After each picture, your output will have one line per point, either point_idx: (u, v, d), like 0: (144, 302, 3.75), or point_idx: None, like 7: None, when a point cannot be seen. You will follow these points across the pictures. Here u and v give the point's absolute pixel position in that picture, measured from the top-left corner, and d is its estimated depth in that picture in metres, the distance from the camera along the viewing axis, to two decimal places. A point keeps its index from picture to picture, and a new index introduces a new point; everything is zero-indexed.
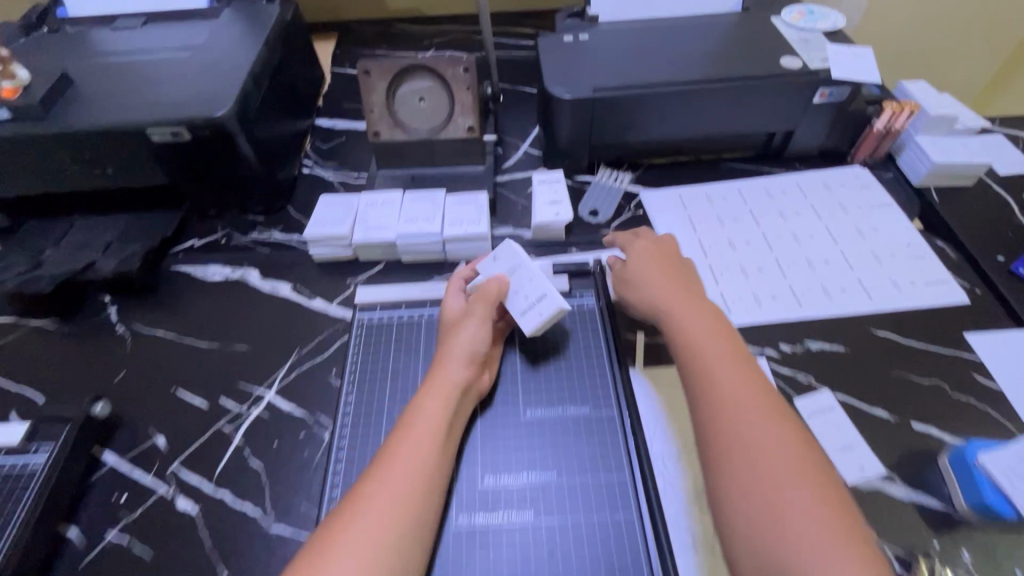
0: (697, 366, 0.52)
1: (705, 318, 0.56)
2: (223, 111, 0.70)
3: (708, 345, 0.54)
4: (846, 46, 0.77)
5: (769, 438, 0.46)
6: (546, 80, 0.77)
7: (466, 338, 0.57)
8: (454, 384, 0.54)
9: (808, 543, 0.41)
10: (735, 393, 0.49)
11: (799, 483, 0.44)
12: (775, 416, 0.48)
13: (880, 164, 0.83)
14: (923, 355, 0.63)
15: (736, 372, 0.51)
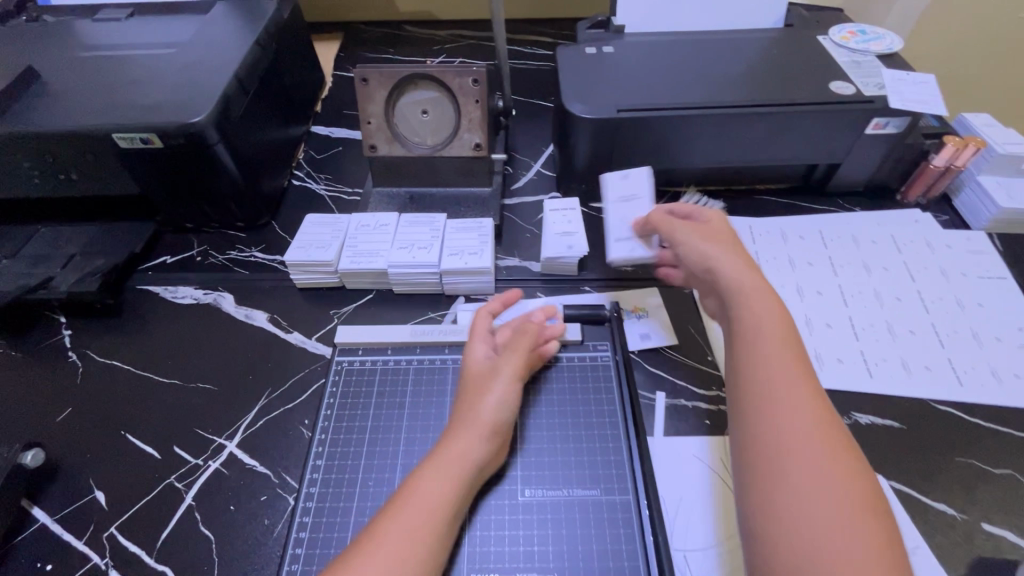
0: (748, 374, 0.45)
1: (768, 320, 0.47)
2: (200, 116, 0.62)
3: (771, 355, 0.45)
4: (905, 72, 0.69)
5: (825, 478, 0.38)
6: (565, 96, 0.69)
7: (494, 405, 0.46)
8: (468, 463, 0.43)
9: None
10: (795, 416, 0.41)
11: (838, 523, 0.36)
12: (839, 447, 0.40)
13: (934, 205, 0.74)
14: (991, 437, 0.54)
15: (799, 391, 0.43)
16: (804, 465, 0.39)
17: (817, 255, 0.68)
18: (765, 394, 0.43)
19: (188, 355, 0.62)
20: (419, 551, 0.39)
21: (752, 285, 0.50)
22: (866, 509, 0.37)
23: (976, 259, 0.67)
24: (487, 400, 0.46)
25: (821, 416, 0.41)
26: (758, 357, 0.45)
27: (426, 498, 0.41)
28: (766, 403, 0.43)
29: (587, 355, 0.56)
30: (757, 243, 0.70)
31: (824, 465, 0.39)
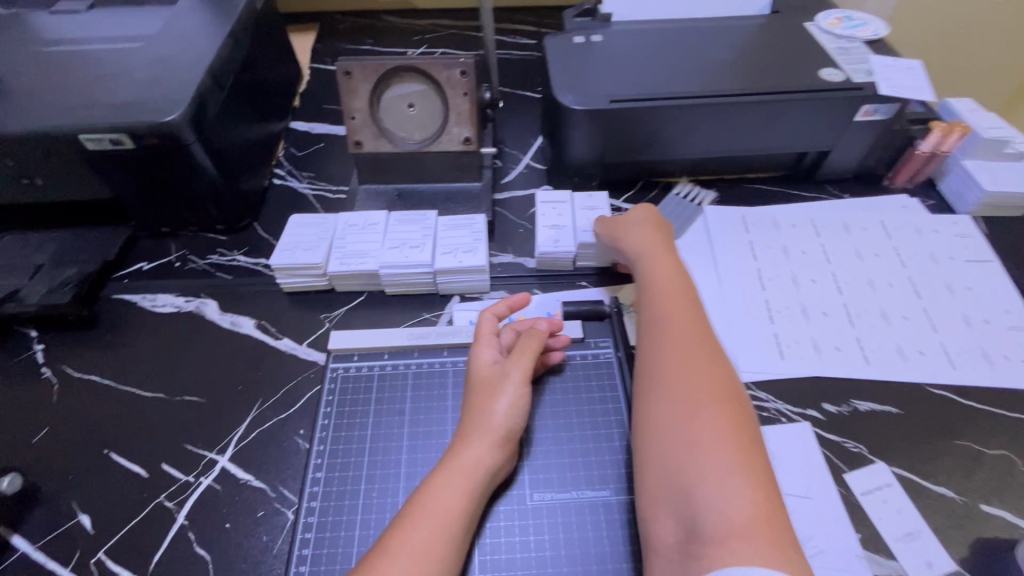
0: (648, 338, 0.50)
1: (671, 294, 0.53)
2: (174, 115, 0.58)
3: (669, 320, 0.50)
4: (892, 58, 0.69)
5: (703, 419, 0.42)
6: (555, 87, 0.67)
7: (505, 409, 0.45)
8: (481, 469, 0.43)
9: (713, 526, 0.37)
10: (680, 366, 0.46)
11: (711, 448, 0.40)
12: (723, 395, 0.44)
13: (921, 190, 0.75)
14: (985, 421, 0.54)
15: (688, 347, 0.48)
16: (693, 403, 0.44)
17: (810, 244, 0.69)
18: (655, 353, 0.48)
19: (173, 367, 0.59)
20: (434, 561, 0.38)
21: (663, 267, 0.56)
22: (740, 445, 0.41)
23: (963, 243, 0.68)
24: (497, 405, 0.45)
25: (709, 368, 0.46)
26: (655, 324, 0.51)
27: (440, 507, 0.40)
28: (658, 361, 0.47)
29: (590, 353, 0.56)
30: (753, 232, 0.70)
31: (703, 408, 0.43)
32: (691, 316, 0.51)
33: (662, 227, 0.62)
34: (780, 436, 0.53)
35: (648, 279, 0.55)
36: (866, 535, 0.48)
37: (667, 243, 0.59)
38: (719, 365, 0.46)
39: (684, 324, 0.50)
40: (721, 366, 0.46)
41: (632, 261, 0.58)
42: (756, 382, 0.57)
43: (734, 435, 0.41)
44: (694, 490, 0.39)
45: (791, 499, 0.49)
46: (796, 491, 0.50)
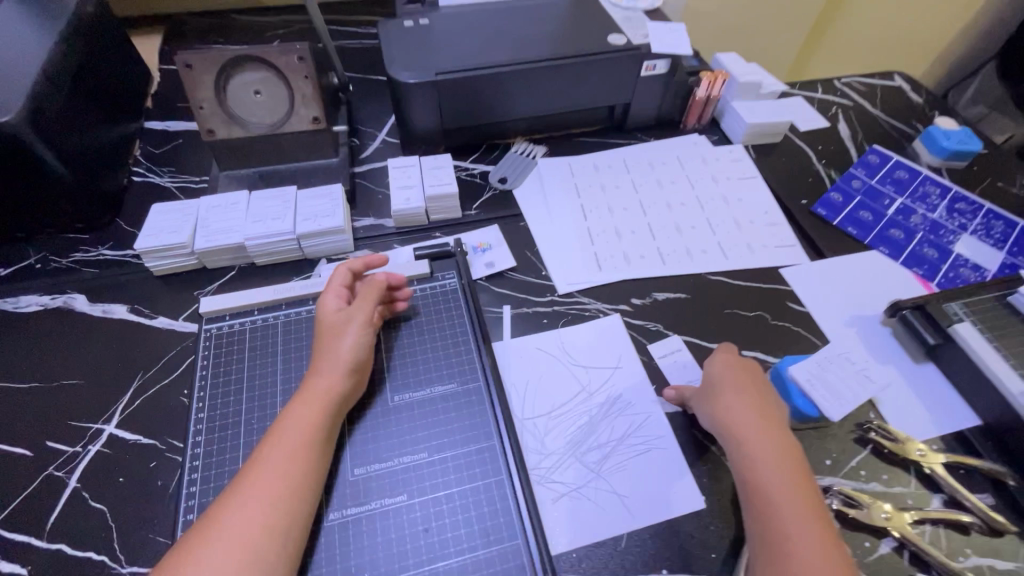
0: (755, 485, 0.49)
1: (765, 420, 0.52)
2: (10, 116, 0.61)
3: (769, 463, 0.49)
4: (663, 22, 0.84)
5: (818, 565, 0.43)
6: (389, 66, 0.76)
7: (348, 346, 0.53)
8: (332, 393, 0.51)
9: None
10: (794, 519, 0.46)
11: None
12: (827, 539, 0.45)
13: (708, 129, 0.93)
14: (748, 292, 0.71)
15: (791, 473, 0.49)
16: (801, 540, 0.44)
17: (622, 179, 0.83)
18: (770, 492, 0.47)
19: (47, 357, 0.62)
20: (291, 459, 0.46)
21: (756, 399, 0.54)
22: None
23: (736, 166, 0.86)
24: (342, 345, 0.53)
25: (807, 516, 0.46)
26: (758, 473, 0.49)
27: (298, 423, 0.48)
28: (767, 498, 0.47)
29: (437, 285, 0.65)
30: (579, 175, 0.84)
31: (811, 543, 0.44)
32: (780, 432, 0.52)
33: (760, 389, 0.56)
34: (596, 327, 0.66)
35: (722, 411, 0.53)
36: (660, 386, 0.62)
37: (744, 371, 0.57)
38: (815, 499, 0.48)
39: (780, 450, 0.50)
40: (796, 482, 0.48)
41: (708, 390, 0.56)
42: (581, 291, 0.70)
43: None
44: None
45: (605, 371, 0.62)
46: (609, 364, 0.63)
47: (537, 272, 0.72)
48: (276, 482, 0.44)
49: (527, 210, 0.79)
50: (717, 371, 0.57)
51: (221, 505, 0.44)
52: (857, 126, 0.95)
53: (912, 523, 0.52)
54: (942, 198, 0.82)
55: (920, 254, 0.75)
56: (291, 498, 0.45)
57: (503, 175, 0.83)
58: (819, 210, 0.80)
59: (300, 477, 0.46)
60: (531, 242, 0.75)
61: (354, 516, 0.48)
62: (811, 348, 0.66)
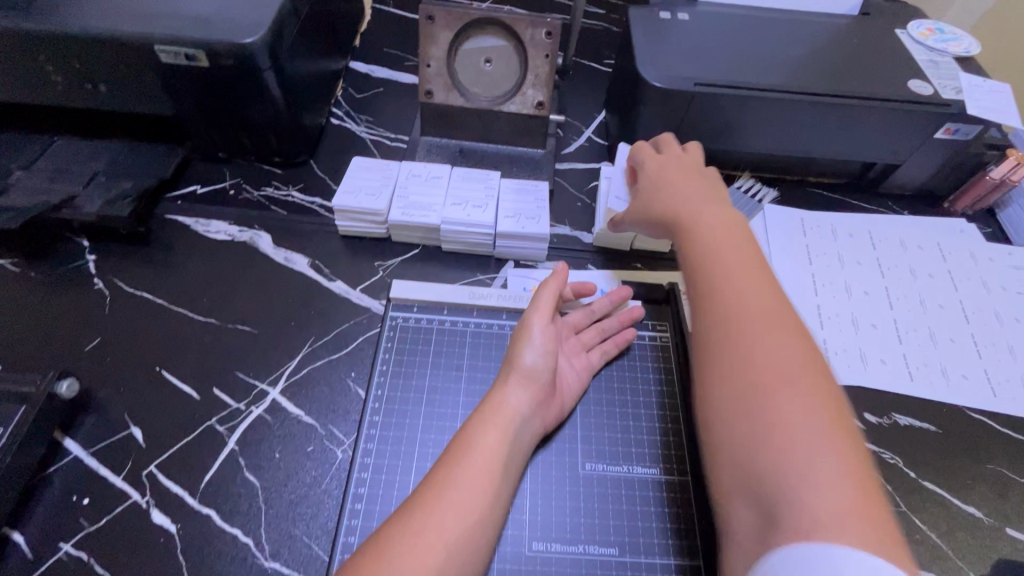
0: (721, 312, 0.44)
1: (748, 263, 0.47)
2: (254, 37, 0.56)
3: (730, 287, 0.45)
4: (981, 78, 0.67)
5: (789, 395, 0.38)
6: (638, 61, 0.66)
7: (530, 340, 0.48)
8: (513, 411, 0.44)
9: (815, 514, 0.33)
10: (752, 328, 0.42)
11: (801, 432, 0.37)
12: (799, 374, 0.40)
13: (980, 217, 0.75)
14: (1021, 449, 0.55)
15: (754, 290, 0.45)
16: (787, 364, 0.40)
17: (866, 255, 0.69)
18: (774, 328, 0.42)
19: (226, 294, 0.59)
20: (478, 496, 0.40)
21: (714, 230, 0.51)
22: (829, 430, 0.37)
23: (1020, 274, 0.68)
24: (524, 344, 0.48)
25: (719, 309, 0.44)
26: (754, 313, 0.43)
27: (482, 445, 0.42)
28: (741, 335, 0.42)
29: (647, 335, 0.56)
30: (814, 236, 0.70)
31: (815, 413, 0.37)
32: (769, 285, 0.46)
33: (694, 181, 0.57)
34: None
35: (694, 239, 0.50)
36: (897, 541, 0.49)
37: (697, 196, 0.55)
38: (774, 318, 0.43)
39: (718, 251, 0.48)
40: (805, 340, 0.42)
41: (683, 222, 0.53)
42: None
43: (818, 419, 0.37)
44: (783, 472, 0.36)
45: None
46: None
47: None
48: (457, 517, 0.38)
49: None
50: (688, 162, 0.60)
51: (393, 530, 0.37)
52: None
53: None
54: None
55: None
56: (472, 549, 0.38)
57: None
58: None
59: (478, 513, 0.39)
60: None
61: None
62: None
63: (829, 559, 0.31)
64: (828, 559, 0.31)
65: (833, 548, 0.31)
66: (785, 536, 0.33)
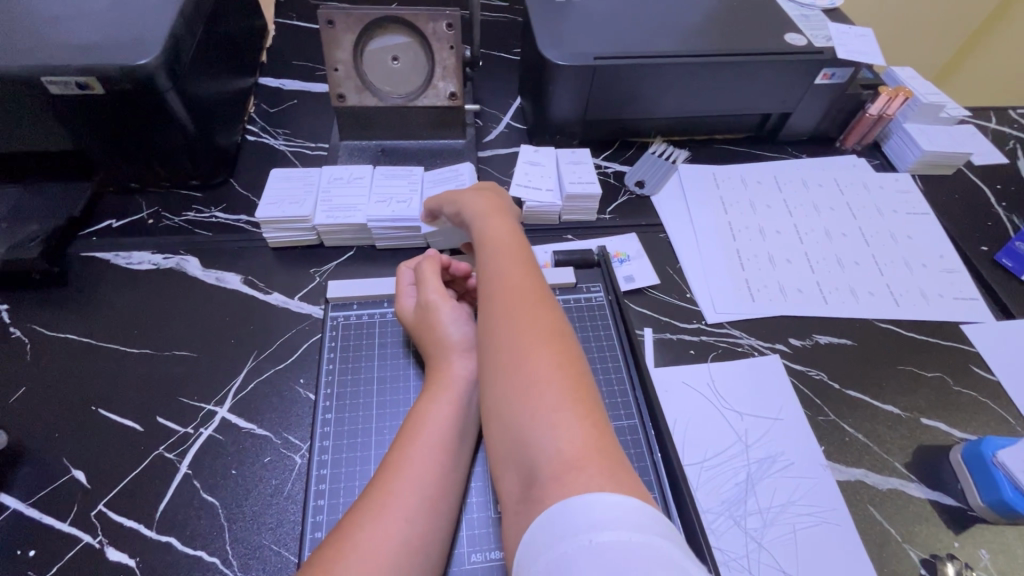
0: (486, 292, 0.45)
1: (507, 251, 0.48)
2: (148, 58, 0.55)
3: (500, 271, 0.46)
4: (847, 25, 0.74)
5: (536, 360, 0.38)
6: (539, 43, 0.68)
7: (442, 318, 0.49)
8: (462, 380, 0.46)
9: (560, 468, 0.32)
10: (510, 304, 0.42)
11: (543, 389, 0.36)
12: (553, 341, 0.40)
13: (868, 151, 0.83)
14: (925, 348, 0.62)
15: (518, 272, 0.46)
16: (534, 330, 0.40)
17: (773, 198, 0.74)
18: (530, 299, 0.43)
19: (158, 323, 0.58)
20: (435, 466, 0.41)
21: (489, 228, 0.52)
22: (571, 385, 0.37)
23: (905, 197, 0.76)
24: (442, 320, 0.49)
25: (489, 291, 0.45)
26: (506, 295, 0.44)
27: (433, 419, 0.43)
28: (493, 318, 0.42)
29: (582, 298, 0.60)
30: (726, 187, 0.75)
31: (557, 380, 0.37)
32: (526, 267, 0.47)
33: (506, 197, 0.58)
34: (752, 367, 0.58)
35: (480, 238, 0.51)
36: (830, 446, 0.54)
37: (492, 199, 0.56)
38: (533, 293, 0.44)
39: (494, 244, 0.50)
40: (556, 314, 0.43)
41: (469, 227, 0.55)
42: (731, 322, 0.62)
43: (562, 378, 0.37)
44: (531, 435, 0.35)
45: (766, 421, 0.54)
46: (769, 415, 0.55)
47: (682, 294, 0.64)
48: (419, 493, 0.39)
49: (667, 221, 0.71)
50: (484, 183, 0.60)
51: (358, 514, 0.37)
52: None
53: None
54: None
55: None
56: (435, 519, 0.39)
57: (639, 178, 0.75)
58: (1005, 260, 0.69)
59: (439, 484, 0.41)
60: (673, 258, 0.67)
61: (500, 560, 0.43)
62: (1005, 429, 0.56)
63: (575, 508, 0.30)
64: (582, 503, 0.30)
65: (580, 494, 0.30)
66: (543, 495, 0.32)
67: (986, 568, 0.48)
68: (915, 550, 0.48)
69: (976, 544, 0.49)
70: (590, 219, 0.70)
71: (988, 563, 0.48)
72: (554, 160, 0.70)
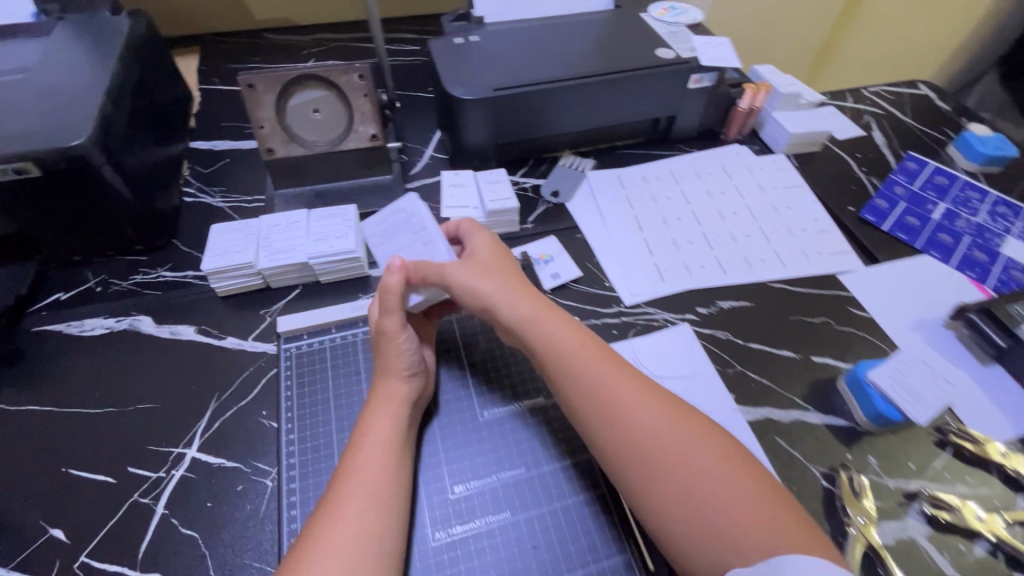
0: (595, 394, 0.48)
1: (583, 341, 0.52)
2: (81, 138, 0.60)
3: (594, 370, 0.49)
4: (707, 37, 0.86)
5: (687, 445, 0.45)
6: (446, 82, 0.77)
7: (393, 347, 0.53)
8: (401, 398, 0.52)
9: (765, 539, 0.40)
10: (631, 402, 0.47)
11: (711, 468, 0.43)
12: (682, 422, 0.47)
13: (748, 139, 0.95)
14: (810, 299, 0.72)
15: (604, 368, 0.50)
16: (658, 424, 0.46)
17: (671, 190, 0.85)
18: (633, 392, 0.48)
19: (119, 382, 0.61)
20: (382, 469, 0.46)
21: (537, 312, 0.53)
22: (722, 455, 0.45)
23: (781, 174, 0.88)
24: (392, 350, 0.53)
25: (601, 390, 0.48)
26: (615, 396, 0.48)
27: (376, 431, 0.49)
28: (620, 418, 0.47)
29: None
30: (630, 186, 0.85)
31: (710, 457, 0.44)
32: (609, 357, 0.51)
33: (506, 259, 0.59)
34: (667, 338, 0.66)
35: (535, 329, 0.52)
36: (739, 393, 0.62)
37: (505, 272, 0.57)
38: (637, 382, 0.49)
39: (557, 335, 0.51)
40: (661, 396, 0.49)
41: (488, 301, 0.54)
42: (646, 301, 0.70)
43: (716, 455, 0.44)
44: (722, 522, 0.41)
45: (682, 381, 0.63)
46: (685, 374, 0.63)
47: (601, 284, 0.72)
48: (365, 496, 0.44)
49: (582, 221, 0.80)
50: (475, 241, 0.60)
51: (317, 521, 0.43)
52: (890, 134, 0.98)
53: (1004, 524, 0.53)
54: (984, 202, 0.85)
55: (970, 257, 0.77)
56: (387, 513, 0.44)
57: (555, 188, 0.84)
58: (868, 216, 0.82)
59: (386, 482, 0.46)
60: (591, 254, 0.76)
61: (460, 534, 0.48)
62: (880, 355, 0.66)
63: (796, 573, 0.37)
64: (799, 563, 0.38)
65: (797, 555, 0.38)
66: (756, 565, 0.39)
67: (874, 471, 0.57)
68: (817, 467, 0.57)
69: (864, 453, 0.58)
70: (515, 230, 0.78)
71: (875, 467, 0.57)
72: (473, 181, 0.78)
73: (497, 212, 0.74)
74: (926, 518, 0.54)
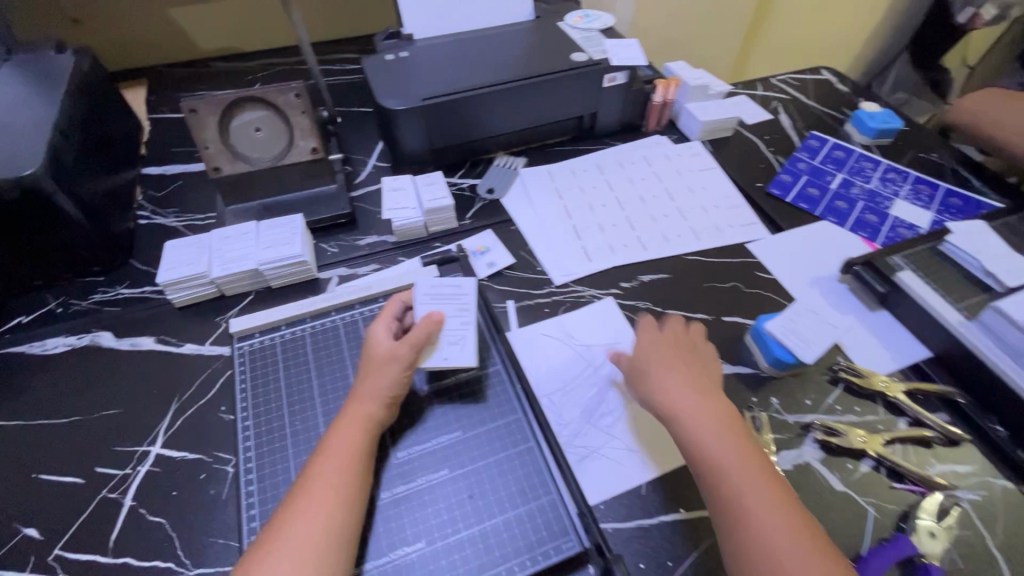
0: (716, 475, 0.52)
1: (710, 423, 0.55)
2: (33, 168, 0.64)
3: (720, 452, 0.53)
4: (618, 40, 0.95)
5: (788, 538, 0.48)
6: (378, 96, 0.83)
7: (382, 381, 0.56)
8: (369, 418, 0.54)
9: None
10: (749, 485, 0.51)
11: (806, 557, 0.47)
12: (791, 514, 0.50)
13: (667, 129, 1.03)
14: (721, 267, 0.80)
15: (732, 449, 0.53)
16: (766, 509, 0.50)
17: (596, 180, 0.92)
18: (753, 480, 0.51)
19: (83, 393, 0.65)
20: (346, 476, 0.50)
21: (671, 393, 0.58)
22: (815, 548, 0.48)
23: (695, 159, 0.96)
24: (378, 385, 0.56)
25: (720, 467, 0.52)
26: (735, 477, 0.51)
27: (343, 444, 0.52)
28: (738, 494, 0.51)
29: None
30: (558, 179, 0.92)
31: (812, 556, 0.47)
32: (739, 438, 0.55)
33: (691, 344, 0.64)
34: (592, 311, 0.73)
35: (670, 413, 0.57)
36: None
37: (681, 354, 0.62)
38: (758, 466, 0.53)
39: (684, 413, 0.56)
40: (776, 484, 0.52)
41: (654, 379, 0.59)
42: (575, 280, 0.77)
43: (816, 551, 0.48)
44: None
45: (606, 347, 0.69)
46: (609, 341, 0.70)
47: (534, 268, 0.79)
48: (329, 500, 0.48)
49: (515, 214, 0.86)
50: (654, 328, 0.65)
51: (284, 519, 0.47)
52: (795, 116, 1.08)
53: (886, 443, 0.61)
54: (876, 170, 0.95)
55: (863, 220, 0.86)
56: (347, 512, 0.48)
57: (490, 186, 0.91)
58: (773, 190, 0.90)
59: (347, 485, 0.50)
60: (524, 243, 0.82)
61: (404, 492, 0.53)
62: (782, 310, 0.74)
63: None
64: None
65: None
66: None
67: (776, 409, 0.64)
68: None
69: (767, 395, 0.65)
70: (453, 227, 0.84)
71: (777, 406, 0.65)
72: (412, 184, 0.85)
73: (433, 211, 0.80)
74: (819, 444, 0.61)
